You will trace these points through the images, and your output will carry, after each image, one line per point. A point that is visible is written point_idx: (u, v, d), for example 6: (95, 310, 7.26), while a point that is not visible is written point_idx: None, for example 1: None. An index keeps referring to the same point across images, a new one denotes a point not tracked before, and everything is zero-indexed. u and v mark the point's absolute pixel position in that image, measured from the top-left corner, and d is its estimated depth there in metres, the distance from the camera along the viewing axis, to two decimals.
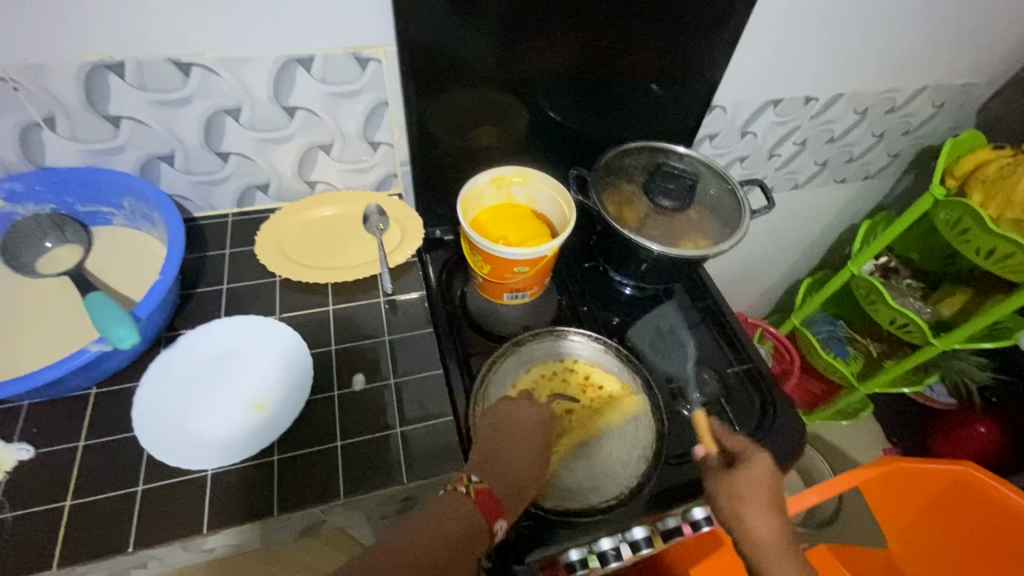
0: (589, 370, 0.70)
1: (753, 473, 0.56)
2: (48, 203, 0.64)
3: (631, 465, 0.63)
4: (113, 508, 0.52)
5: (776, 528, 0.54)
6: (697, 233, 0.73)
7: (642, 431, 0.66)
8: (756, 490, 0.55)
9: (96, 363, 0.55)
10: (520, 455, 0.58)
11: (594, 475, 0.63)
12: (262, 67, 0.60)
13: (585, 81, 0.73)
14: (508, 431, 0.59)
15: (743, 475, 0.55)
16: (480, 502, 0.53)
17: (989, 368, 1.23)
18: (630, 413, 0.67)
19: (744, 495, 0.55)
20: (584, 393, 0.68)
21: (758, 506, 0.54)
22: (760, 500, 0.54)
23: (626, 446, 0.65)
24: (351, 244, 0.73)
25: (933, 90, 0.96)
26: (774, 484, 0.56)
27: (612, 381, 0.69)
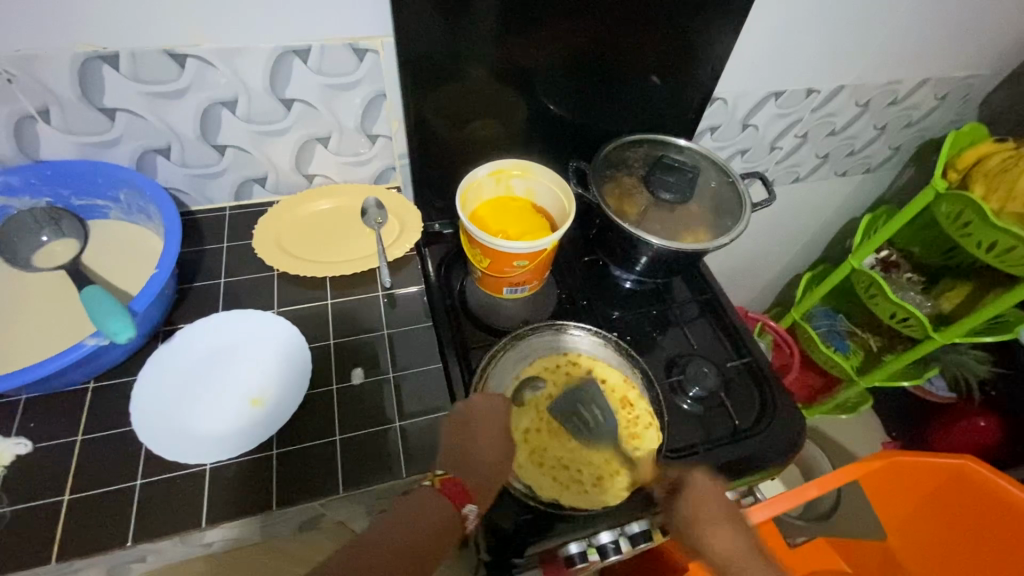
0: (591, 364, 0.69)
1: (698, 495, 0.58)
2: (44, 196, 0.63)
3: (630, 459, 0.63)
4: (111, 503, 0.52)
5: (735, 539, 0.58)
6: (697, 226, 0.73)
7: (642, 426, 0.66)
8: (709, 510, 0.58)
9: (93, 358, 0.55)
10: (487, 448, 0.58)
11: (594, 468, 0.62)
12: (258, 58, 0.59)
13: (584, 73, 0.72)
14: (473, 427, 0.58)
15: (688, 501, 0.58)
16: (448, 493, 0.53)
17: (988, 362, 1.24)
18: (631, 407, 0.67)
19: (701, 517, 0.57)
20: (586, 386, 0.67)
21: (713, 524, 0.57)
22: (713, 519, 0.57)
23: (627, 440, 0.65)
24: (349, 238, 0.72)
25: (936, 82, 0.96)
26: (719, 495, 0.59)
27: (614, 376, 0.69)
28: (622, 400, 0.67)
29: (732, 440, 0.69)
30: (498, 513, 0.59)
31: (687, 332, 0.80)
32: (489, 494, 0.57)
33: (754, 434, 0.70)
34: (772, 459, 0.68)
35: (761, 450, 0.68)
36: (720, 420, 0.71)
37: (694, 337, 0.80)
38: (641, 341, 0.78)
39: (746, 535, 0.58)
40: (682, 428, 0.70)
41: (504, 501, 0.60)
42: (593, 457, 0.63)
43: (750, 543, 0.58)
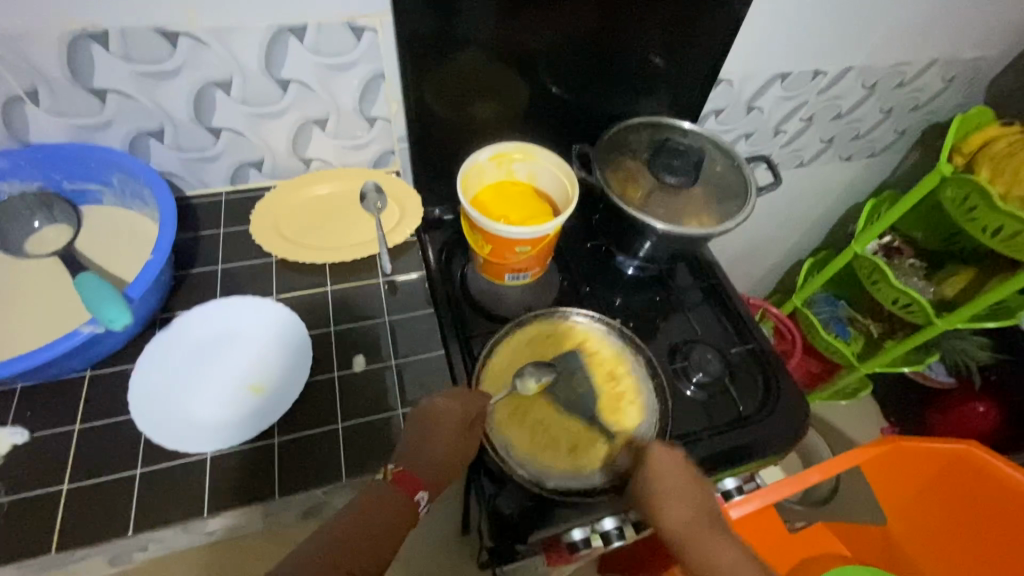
0: (585, 335, 0.69)
1: (655, 470, 0.56)
2: (34, 180, 0.62)
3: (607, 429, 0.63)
4: (112, 491, 0.51)
5: (690, 511, 0.56)
6: (701, 211, 0.72)
7: (625, 400, 0.65)
8: (665, 482, 0.56)
9: (90, 345, 0.54)
10: (440, 440, 0.54)
11: (569, 433, 0.62)
12: (254, 36, 0.57)
13: (587, 53, 0.70)
14: (428, 421, 0.55)
15: (646, 474, 0.57)
16: (400, 483, 0.52)
17: (989, 348, 1.23)
18: (618, 381, 0.67)
19: (657, 489, 0.56)
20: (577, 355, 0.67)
21: (669, 496, 0.55)
22: (671, 491, 0.55)
23: (608, 412, 0.64)
24: (349, 224, 0.71)
25: (944, 64, 0.94)
26: (679, 468, 0.57)
27: (605, 348, 0.69)
28: (610, 373, 0.67)
29: (737, 426, 0.69)
30: (501, 499, 0.59)
31: (691, 318, 0.79)
32: (441, 478, 0.54)
33: (758, 420, 0.69)
34: (773, 443, 0.68)
35: (765, 436, 0.68)
36: (724, 406, 0.71)
37: (697, 323, 0.79)
38: (644, 327, 0.77)
39: (704, 509, 0.56)
40: (686, 414, 0.70)
41: (506, 486, 0.59)
42: (572, 424, 0.62)
43: (708, 516, 0.56)
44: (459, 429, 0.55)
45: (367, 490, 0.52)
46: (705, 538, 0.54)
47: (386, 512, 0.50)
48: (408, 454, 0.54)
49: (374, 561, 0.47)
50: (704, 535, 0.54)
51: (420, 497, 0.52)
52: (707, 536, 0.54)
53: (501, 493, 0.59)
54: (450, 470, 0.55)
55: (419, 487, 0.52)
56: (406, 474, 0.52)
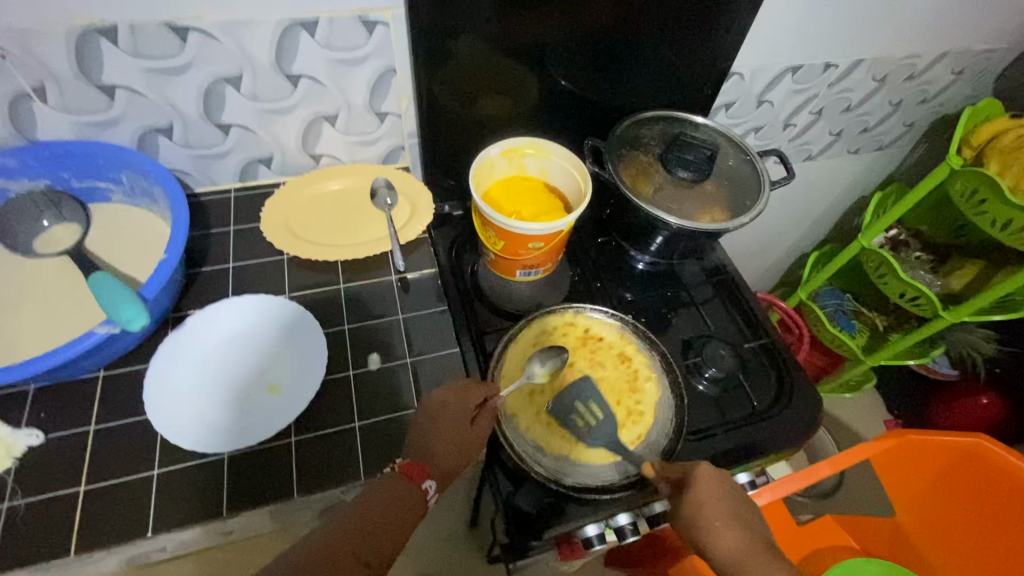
0: (588, 324, 0.69)
1: (701, 495, 0.52)
2: (43, 178, 0.61)
3: (633, 412, 0.64)
4: (130, 493, 0.51)
5: (744, 536, 0.52)
6: (714, 204, 0.71)
7: (642, 379, 0.66)
8: (713, 506, 0.52)
9: (104, 346, 0.53)
10: (441, 433, 0.54)
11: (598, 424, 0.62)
12: (265, 31, 0.56)
13: (600, 47, 0.69)
14: (430, 416, 0.55)
15: (695, 499, 0.52)
16: (405, 475, 0.52)
17: (994, 340, 1.24)
18: (630, 362, 0.67)
19: (702, 518, 0.52)
20: (583, 346, 0.67)
21: (719, 521, 0.52)
22: (718, 516, 0.52)
23: (629, 395, 0.65)
24: (359, 220, 0.70)
25: (955, 56, 0.93)
26: (723, 487, 0.54)
27: (610, 332, 0.69)
28: (621, 356, 0.67)
29: (751, 420, 0.69)
30: (519, 495, 0.59)
31: (702, 313, 0.79)
32: (448, 469, 0.54)
33: (773, 415, 0.69)
34: (787, 438, 0.68)
35: (779, 431, 0.68)
36: (738, 401, 0.71)
37: (709, 317, 0.79)
38: (656, 323, 0.77)
39: (757, 535, 0.52)
40: (699, 409, 0.70)
41: (524, 484, 0.59)
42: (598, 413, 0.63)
43: (763, 544, 0.52)
44: (460, 424, 0.55)
45: (375, 483, 0.52)
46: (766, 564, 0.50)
47: (393, 505, 0.50)
48: (416, 447, 0.54)
49: (388, 548, 0.48)
50: (765, 561, 0.50)
51: (427, 485, 0.52)
52: (766, 561, 0.50)
53: (520, 491, 0.59)
54: (455, 463, 0.55)
55: (426, 475, 0.53)
56: (412, 464, 0.53)
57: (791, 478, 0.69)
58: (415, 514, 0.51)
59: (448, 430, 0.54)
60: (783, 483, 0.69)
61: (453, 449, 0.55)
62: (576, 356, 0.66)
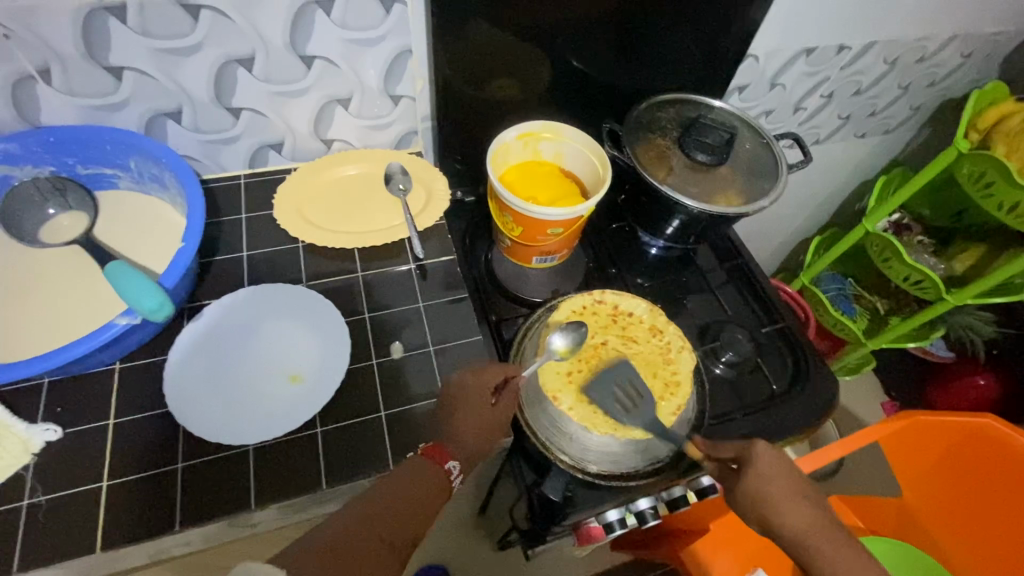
0: (616, 301, 0.65)
1: (766, 474, 0.50)
2: (47, 164, 0.59)
3: (671, 383, 0.60)
4: (155, 486, 0.50)
5: (806, 510, 0.51)
6: (732, 188, 0.70)
7: (676, 351, 0.62)
8: (776, 482, 0.50)
9: (121, 337, 0.52)
10: (467, 425, 0.53)
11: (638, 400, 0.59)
12: (278, 10, 0.54)
13: (619, 28, 0.68)
14: (454, 406, 0.54)
15: (757, 478, 0.50)
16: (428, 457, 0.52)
17: (994, 323, 1.24)
18: (662, 334, 0.63)
19: (769, 491, 0.50)
20: (615, 323, 0.63)
21: (783, 497, 0.50)
22: (786, 490, 0.50)
23: (665, 367, 0.61)
24: (374, 207, 0.69)
25: (965, 39, 0.93)
26: (784, 466, 0.52)
27: (640, 307, 0.64)
28: (651, 329, 0.64)
29: (769, 404, 0.69)
30: (548, 485, 0.57)
31: (718, 297, 0.79)
32: (472, 454, 0.54)
33: (790, 399, 0.70)
34: (803, 420, 0.68)
35: (796, 414, 0.69)
36: (756, 385, 0.71)
37: (725, 302, 0.79)
38: (671, 307, 0.77)
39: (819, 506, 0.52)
40: (718, 393, 0.70)
41: (549, 474, 0.58)
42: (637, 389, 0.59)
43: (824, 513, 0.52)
44: (484, 410, 0.54)
45: (397, 468, 0.51)
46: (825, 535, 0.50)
47: (420, 489, 0.49)
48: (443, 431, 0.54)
49: (411, 531, 0.48)
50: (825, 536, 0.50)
51: (450, 466, 0.52)
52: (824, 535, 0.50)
53: (546, 481, 0.57)
54: (480, 447, 0.54)
55: (448, 457, 0.52)
56: (435, 446, 0.53)
57: (799, 462, 0.69)
58: (440, 497, 0.51)
59: (478, 418, 0.54)
60: (791, 468, 0.69)
61: (481, 438, 0.54)
62: (608, 335, 0.62)
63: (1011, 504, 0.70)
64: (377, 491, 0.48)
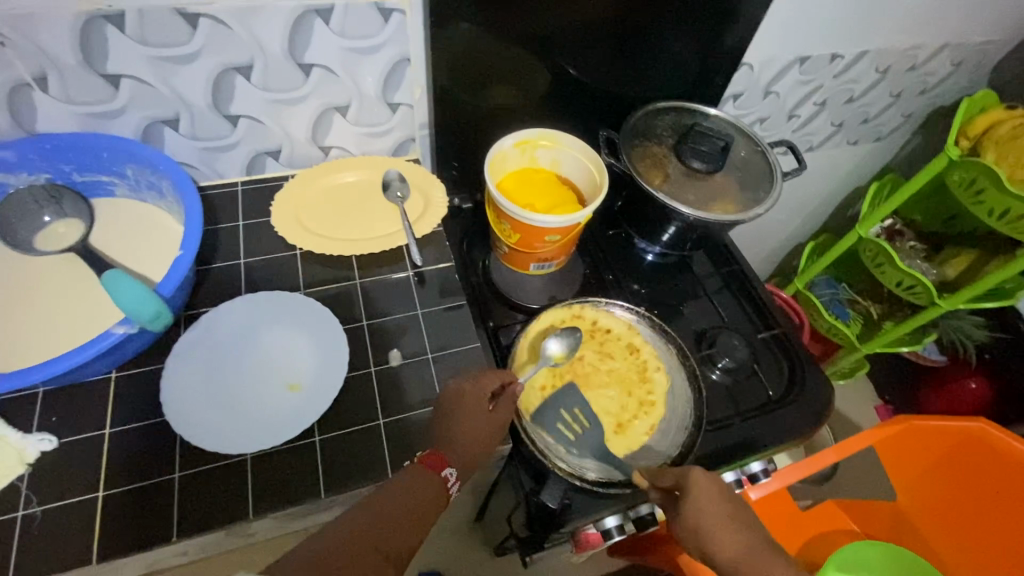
0: (596, 316, 0.68)
1: (699, 505, 0.51)
2: (43, 172, 0.58)
3: (645, 402, 0.64)
4: (151, 496, 0.49)
5: (744, 534, 0.51)
6: (726, 196, 0.71)
7: (652, 369, 0.66)
8: (713, 511, 0.51)
9: (118, 346, 0.52)
10: (465, 432, 0.53)
11: (612, 415, 0.62)
12: (277, 18, 0.54)
13: (616, 36, 0.69)
14: (452, 414, 0.54)
15: (694, 507, 0.51)
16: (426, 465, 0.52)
17: (986, 327, 1.25)
18: (639, 353, 0.67)
19: (704, 520, 0.50)
20: (592, 338, 0.67)
21: (715, 526, 0.50)
22: (721, 518, 0.51)
23: (640, 386, 0.65)
24: (372, 214, 0.69)
25: (955, 47, 0.94)
26: (722, 494, 0.52)
27: (618, 323, 0.68)
28: (629, 346, 0.67)
29: (765, 409, 0.69)
30: (547, 494, 0.56)
31: (714, 303, 0.79)
32: (470, 461, 0.54)
33: (786, 404, 0.70)
34: (799, 426, 0.69)
35: (793, 419, 0.69)
36: (752, 391, 0.72)
37: (721, 307, 0.79)
38: (668, 313, 0.77)
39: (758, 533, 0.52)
40: (715, 398, 0.70)
41: (548, 482, 0.58)
42: (612, 406, 0.63)
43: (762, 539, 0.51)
44: (482, 416, 0.54)
45: (395, 477, 0.51)
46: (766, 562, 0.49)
47: (418, 497, 0.49)
48: (441, 439, 0.54)
49: (407, 540, 0.47)
50: (768, 562, 0.49)
51: (447, 473, 0.52)
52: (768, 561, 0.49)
53: (545, 487, 0.57)
54: (478, 454, 0.54)
55: (445, 464, 0.52)
56: (433, 453, 0.53)
57: (797, 465, 0.69)
58: (438, 504, 0.50)
59: (476, 425, 0.54)
60: (787, 472, 0.69)
61: (478, 445, 0.54)
62: (585, 350, 0.66)
63: (1006, 510, 0.70)
64: (375, 499, 0.48)
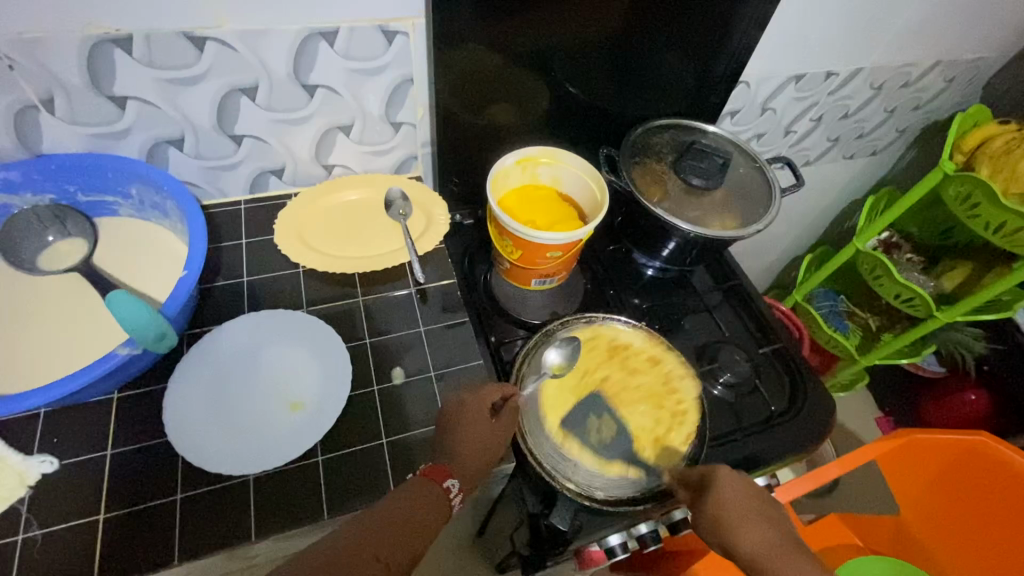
0: (614, 333, 0.68)
1: (721, 497, 0.50)
2: (48, 192, 0.59)
3: (677, 413, 0.63)
4: (153, 518, 0.49)
5: (771, 533, 0.49)
6: (725, 212, 0.72)
7: (678, 378, 0.65)
8: (736, 505, 0.50)
9: (121, 368, 0.51)
10: (470, 449, 0.53)
11: (648, 430, 0.61)
12: (283, 41, 0.55)
13: (615, 56, 0.70)
14: (455, 427, 0.54)
15: (717, 498, 0.51)
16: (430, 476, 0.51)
17: (983, 339, 1.23)
18: (662, 363, 0.66)
19: (727, 513, 0.50)
20: (615, 356, 0.66)
21: (740, 517, 0.50)
22: (743, 514, 0.50)
23: (669, 398, 0.64)
24: (374, 231, 0.69)
25: (947, 65, 0.96)
26: (748, 490, 0.52)
27: (637, 337, 0.68)
28: (651, 359, 0.67)
29: (768, 425, 0.69)
30: (557, 516, 0.56)
31: (715, 318, 0.80)
32: (476, 475, 0.54)
33: (788, 419, 0.70)
34: (800, 443, 0.68)
35: (795, 435, 0.69)
36: (755, 406, 0.72)
37: (721, 322, 0.80)
38: (669, 328, 0.77)
39: (784, 532, 0.50)
40: (716, 414, 0.70)
41: (555, 504, 0.57)
42: (646, 421, 0.62)
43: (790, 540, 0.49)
44: (485, 432, 0.54)
45: (399, 489, 0.51)
46: (786, 560, 0.47)
47: (420, 508, 0.48)
48: (445, 452, 0.54)
49: (409, 552, 0.46)
50: (791, 558, 0.47)
51: (450, 484, 0.51)
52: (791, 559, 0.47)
53: (553, 510, 0.56)
54: (482, 468, 0.54)
55: (448, 476, 0.52)
56: (436, 465, 0.52)
57: (801, 480, 0.67)
58: (441, 516, 0.50)
59: (480, 438, 0.54)
60: (791, 486, 0.68)
61: (483, 461, 0.54)
62: (610, 367, 0.65)
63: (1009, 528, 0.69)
64: (377, 514, 0.47)
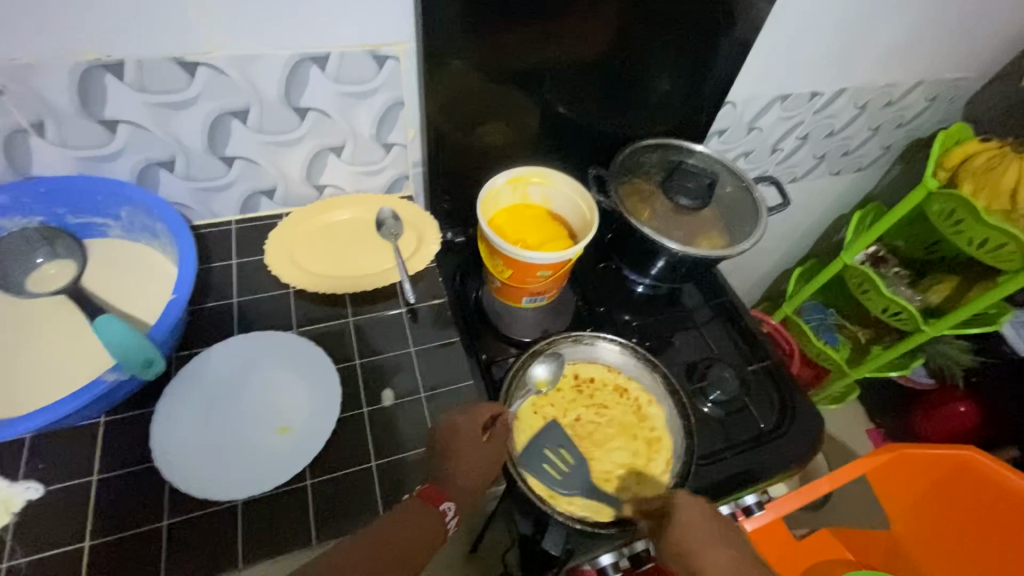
0: (575, 369, 0.68)
1: (688, 522, 0.52)
2: (37, 215, 0.59)
3: (652, 440, 0.64)
4: (138, 546, 0.48)
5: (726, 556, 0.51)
6: (713, 231, 0.73)
7: (646, 405, 0.67)
8: (698, 527, 0.52)
9: (109, 394, 0.51)
10: (461, 471, 0.53)
11: (628, 466, 0.62)
12: (273, 66, 0.56)
13: (603, 79, 0.71)
14: (446, 448, 0.54)
15: (681, 524, 0.52)
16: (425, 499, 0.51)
17: (972, 351, 1.25)
18: (628, 393, 0.68)
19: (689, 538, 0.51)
20: (581, 395, 0.67)
21: (702, 543, 0.51)
22: (707, 538, 0.51)
23: (641, 426, 0.65)
24: (365, 251, 0.70)
25: (928, 85, 0.98)
26: (708, 514, 0.54)
27: (599, 369, 0.69)
28: (618, 390, 0.68)
29: (758, 444, 0.69)
30: (548, 538, 0.57)
31: (704, 335, 0.80)
32: (467, 497, 0.54)
33: (777, 438, 0.70)
34: (789, 461, 0.69)
35: (783, 455, 0.69)
36: (745, 424, 0.72)
37: (710, 339, 0.80)
38: (659, 345, 0.78)
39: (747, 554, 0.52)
40: (707, 432, 0.70)
41: (547, 529, 0.57)
42: (623, 457, 0.63)
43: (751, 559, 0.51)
44: (476, 453, 0.54)
45: (394, 510, 0.51)
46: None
47: (414, 531, 0.48)
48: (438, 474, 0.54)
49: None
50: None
51: (446, 507, 0.51)
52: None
53: (545, 535, 0.57)
54: (473, 490, 0.54)
55: (445, 497, 0.52)
56: (433, 486, 0.52)
57: (791, 495, 0.67)
58: (436, 539, 0.50)
59: (472, 461, 0.54)
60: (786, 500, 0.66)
61: (475, 484, 0.54)
62: (578, 407, 0.66)
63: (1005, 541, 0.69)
64: (370, 538, 0.47)
